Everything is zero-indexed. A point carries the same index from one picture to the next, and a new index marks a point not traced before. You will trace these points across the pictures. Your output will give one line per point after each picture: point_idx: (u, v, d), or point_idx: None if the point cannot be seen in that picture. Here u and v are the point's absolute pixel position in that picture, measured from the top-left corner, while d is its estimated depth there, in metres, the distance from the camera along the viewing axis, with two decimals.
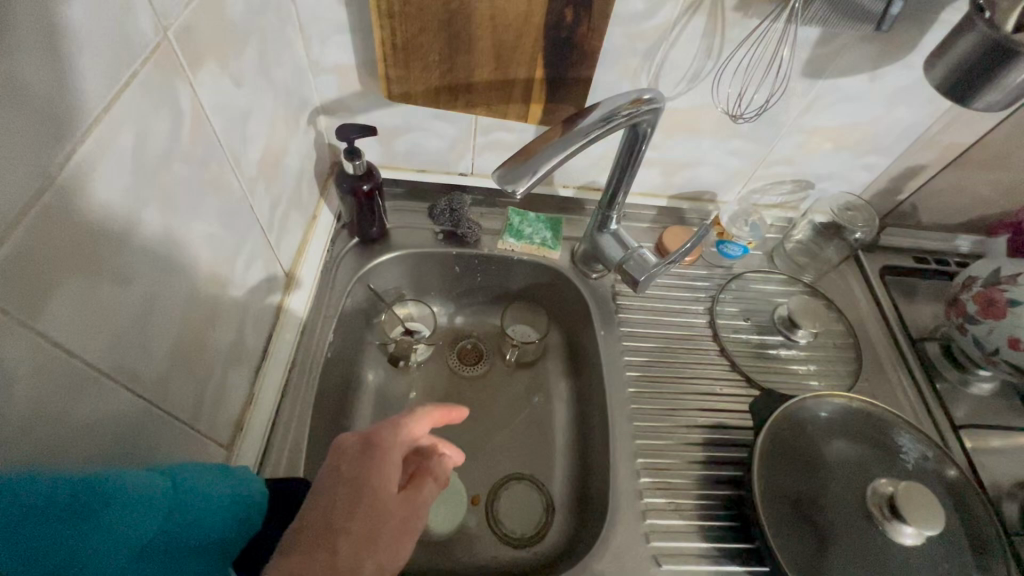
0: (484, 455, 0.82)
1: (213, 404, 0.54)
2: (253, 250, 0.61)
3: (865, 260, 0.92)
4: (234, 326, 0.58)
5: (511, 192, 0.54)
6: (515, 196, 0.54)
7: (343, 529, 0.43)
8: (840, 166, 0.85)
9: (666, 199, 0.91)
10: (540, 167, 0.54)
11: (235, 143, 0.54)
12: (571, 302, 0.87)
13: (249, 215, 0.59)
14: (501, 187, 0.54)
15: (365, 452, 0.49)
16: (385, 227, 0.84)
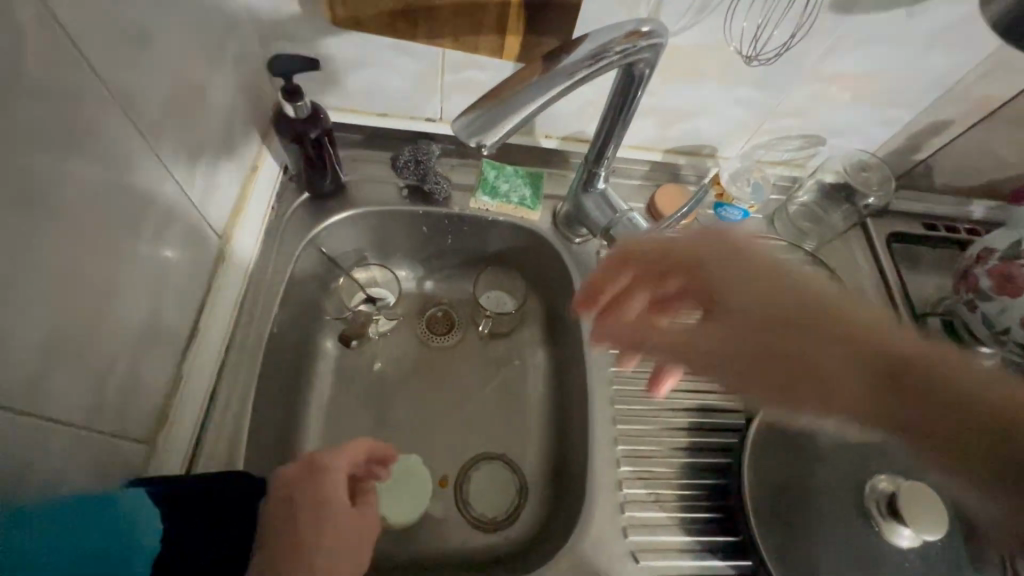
0: (452, 434, 0.76)
1: (122, 397, 0.46)
2: (167, 208, 0.51)
3: (872, 226, 0.85)
4: (148, 303, 0.49)
5: (477, 145, 0.47)
6: (483, 148, 0.47)
7: (310, 544, 0.48)
8: (857, 120, 0.75)
9: (660, 153, 0.81)
10: (510, 120, 0.46)
11: (120, 74, 0.42)
12: (551, 268, 0.78)
13: (158, 164, 0.49)
14: (464, 137, 0.46)
15: (310, 479, 0.52)
16: (340, 181, 0.73)
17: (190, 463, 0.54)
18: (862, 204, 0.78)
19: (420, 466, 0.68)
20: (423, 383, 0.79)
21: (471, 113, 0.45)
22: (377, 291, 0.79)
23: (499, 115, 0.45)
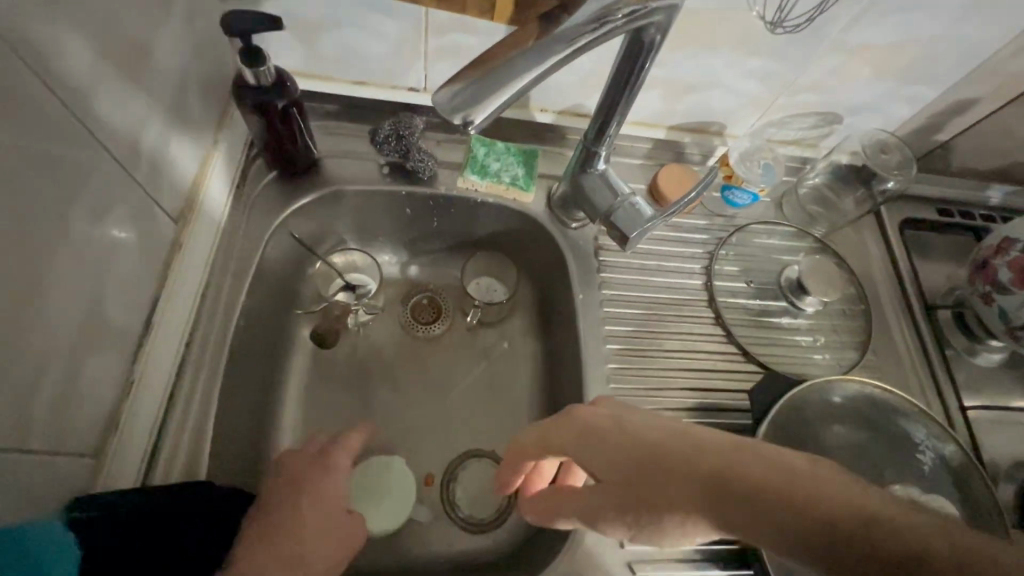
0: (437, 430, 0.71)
1: (59, 408, 0.40)
2: (104, 188, 0.44)
3: (885, 211, 0.80)
4: (88, 300, 0.43)
5: (462, 121, 0.41)
6: (469, 126, 0.41)
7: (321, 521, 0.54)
8: (877, 96, 0.70)
9: (664, 130, 0.75)
10: (502, 93, 0.40)
11: (14, 15, 0.34)
12: (545, 254, 0.73)
13: (87, 136, 0.41)
14: (443, 111, 0.41)
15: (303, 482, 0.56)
16: (314, 156, 0.66)
17: (145, 475, 0.49)
18: (880, 187, 0.72)
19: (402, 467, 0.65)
20: (406, 377, 0.73)
21: (452, 81, 0.39)
22: (355, 277, 0.72)
23: (489, 86, 0.39)
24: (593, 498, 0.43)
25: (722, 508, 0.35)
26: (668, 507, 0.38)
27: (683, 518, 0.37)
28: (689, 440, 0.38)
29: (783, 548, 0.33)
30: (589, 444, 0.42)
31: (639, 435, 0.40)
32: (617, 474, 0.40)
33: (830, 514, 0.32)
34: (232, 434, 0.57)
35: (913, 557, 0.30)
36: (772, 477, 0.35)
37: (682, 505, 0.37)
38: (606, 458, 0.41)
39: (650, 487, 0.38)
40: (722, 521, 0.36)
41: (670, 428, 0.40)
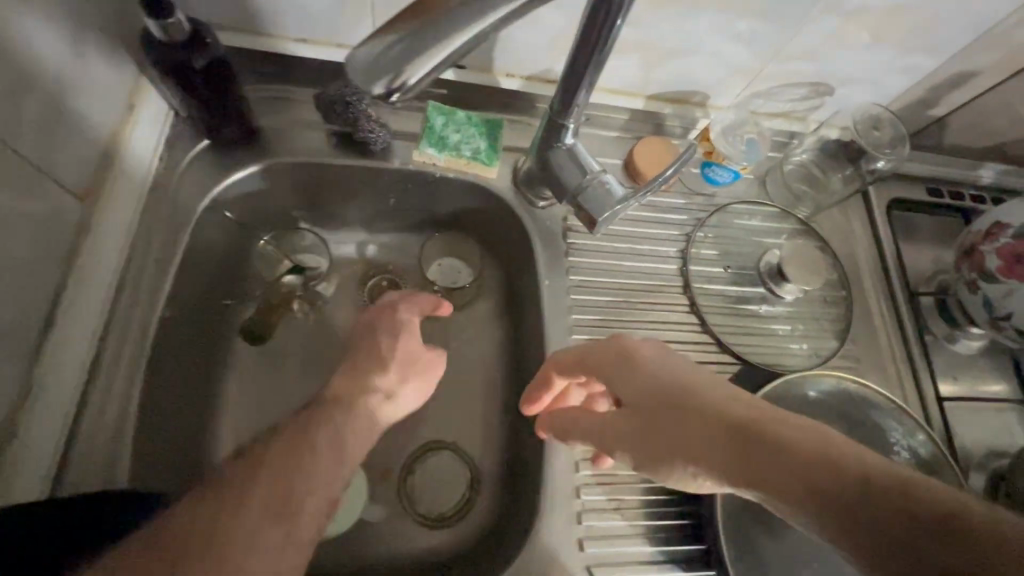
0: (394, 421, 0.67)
1: None
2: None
3: (873, 192, 0.75)
4: None
5: (376, 90, 0.36)
6: (386, 95, 0.36)
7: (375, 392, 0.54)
8: (873, 66, 0.64)
9: (643, 99, 0.69)
10: (430, 57, 0.34)
11: None
12: (511, 235, 0.67)
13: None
14: (359, 79, 0.35)
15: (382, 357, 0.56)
16: (251, 125, 0.59)
17: (53, 487, 0.44)
18: (868, 166, 0.68)
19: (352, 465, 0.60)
20: None
21: (362, 44, 0.34)
22: (306, 258, 0.65)
23: (412, 45, 0.33)
24: (615, 427, 0.46)
25: (745, 451, 0.37)
26: (691, 443, 0.40)
27: (701, 456, 0.40)
28: (730, 392, 0.41)
29: (794, 497, 0.35)
30: (631, 372, 0.45)
31: (682, 376, 0.43)
32: (650, 404, 0.43)
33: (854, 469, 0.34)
34: (161, 432, 0.52)
35: (939, 515, 0.30)
36: (806, 437, 0.36)
37: (706, 441, 0.39)
38: (645, 389, 0.44)
39: (679, 422, 0.41)
40: (743, 470, 0.37)
41: (715, 381, 0.43)
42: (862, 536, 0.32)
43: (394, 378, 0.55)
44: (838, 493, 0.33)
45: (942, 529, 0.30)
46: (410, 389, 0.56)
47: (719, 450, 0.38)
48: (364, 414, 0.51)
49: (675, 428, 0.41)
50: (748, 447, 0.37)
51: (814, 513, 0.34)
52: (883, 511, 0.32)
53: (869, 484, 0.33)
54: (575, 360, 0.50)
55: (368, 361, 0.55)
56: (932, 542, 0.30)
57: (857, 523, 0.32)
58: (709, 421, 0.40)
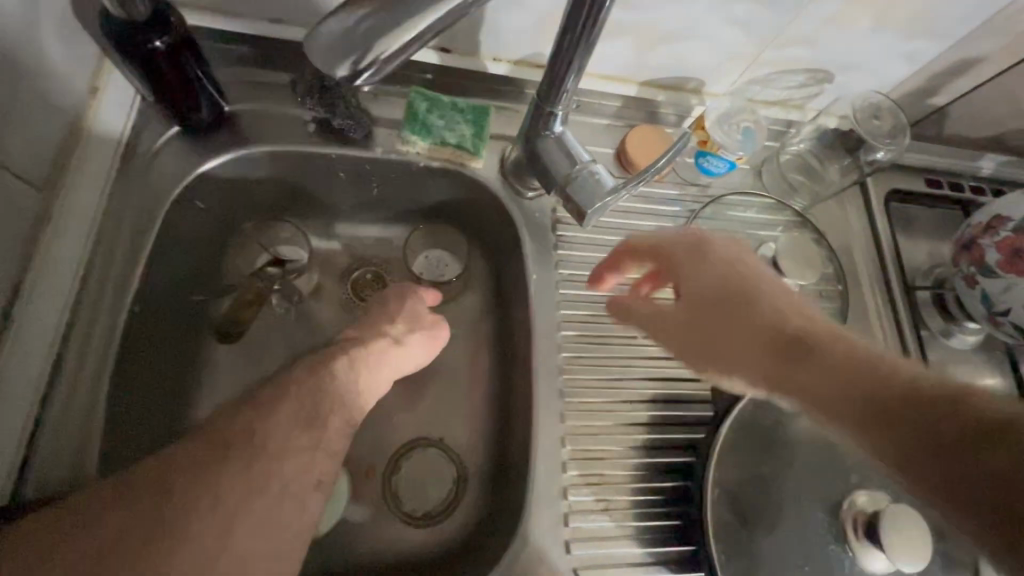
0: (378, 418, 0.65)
1: None
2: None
3: (871, 182, 0.73)
4: None
5: (336, 69, 0.33)
6: (347, 75, 0.34)
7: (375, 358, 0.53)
8: (873, 52, 0.62)
9: (636, 86, 0.66)
10: (396, 38, 0.31)
11: None
12: (498, 226, 0.65)
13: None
14: (317, 55, 0.33)
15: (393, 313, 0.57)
16: (220, 107, 0.56)
17: (14, 490, 0.43)
18: (868, 157, 0.65)
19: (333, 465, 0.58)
20: None
21: (321, 25, 0.32)
22: (285, 251, 0.62)
23: (377, 25, 0.31)
24: (671, 316, 0.50)
25: (796, 354, 0.44)
26: (744, 340, 0.46)
27: (749, 354, 0.46)
28: (792, 304, 0.47)
29: (835, 396, 0.41)
30: (699, 265, 0.49)
31: (756, 285, 0.48)
32: (719, 305, 0.48)
33: (905, 385, 0.39)
34: (131, 431, 0.51)
35: (991, 420, 0.35)
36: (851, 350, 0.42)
37: (760, 340, 0.45)
38: (718, 290, 0.48)
39: (743, 322, 0.46)
40: (792, 371, 0.44)
41: (778, 293, 0.48)
42: (901, 435, 0.38)
43: (403, 330, 0.57)
44: (882, 398, 0.39)
45: (986, 430, 0.35)
46: (420, 341, 0.57)
47: (769, 350, 0.45)
48: (374, 362, 0.52)
49: (735, 329, 0.47)
50: (802, 350, 0.44)
51: (851, 411, 0.40)
52: (934, 412, 0.37)
53: (917, 395, 0.39)
54: (646, 253, 0.52)
55: (382, 317, 0.57)
56: (982, 438, 0.35)
57: (892, 423, 0.39)
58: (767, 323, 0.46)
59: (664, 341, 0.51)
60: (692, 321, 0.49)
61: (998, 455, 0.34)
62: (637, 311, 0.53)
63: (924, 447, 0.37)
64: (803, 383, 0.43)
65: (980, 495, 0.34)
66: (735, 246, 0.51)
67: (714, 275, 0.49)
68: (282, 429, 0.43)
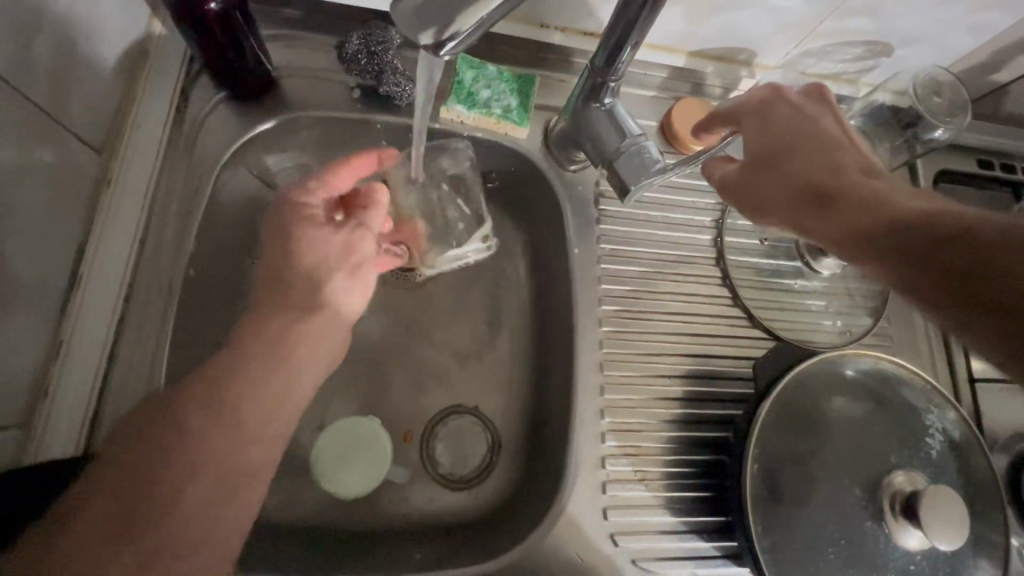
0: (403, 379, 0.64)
1: None
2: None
3: (920, 164, 0.70)
4: None
5: (429, 45, 0.33)
6: (437, 52, 0.34)
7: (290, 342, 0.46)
8: (935, 24, 0.59)
9: (684, 56, 0.64)
10: (472, 14, 0.31)
11: None
12: (538, 199, 0.64)
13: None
14: (409, 33, 0.32)
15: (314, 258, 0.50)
16: (268, 73, 0.55)
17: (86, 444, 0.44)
18: (926, 136, 0.63)
19: (378, 431, 0.60)
20: (379, 337, 0.64)
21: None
22: None
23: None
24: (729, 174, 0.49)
25: (839, 195, 0.42)
26: (790, 185, 0.45)
27: (793, 194, 0.44)
28: (850, 159, 0.44)
29: (866, 232, 0.40)
30: (757, 121, 0.47)
31: (822, 131, 0.46)
32: (777, 147, 0.46)
33: (934, 216, 0.38)
34: None
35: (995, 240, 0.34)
36: (887, 196, 0.41)
37: (806, 181, 0.44)
38: (777, 136, 0.46)
39: (796, 165, 0.45)
40: (824, 216, 0.43)
41: (840, 145, 0.45)
42: (908, 265, 0.37)
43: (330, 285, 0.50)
44: (908, 225, 0.38)
45: (984, 251, 0.34)
46: (363, 284, 0.52)
47: (812, 191, 0.43)
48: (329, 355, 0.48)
49: (779, 177, 0.45)
50: (842, 195, 0.42)
51: (874, 243, 0.39)
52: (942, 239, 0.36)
53: (944, 221, 0.37)
54: (718, 118, 0.51)
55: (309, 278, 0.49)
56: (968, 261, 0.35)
57: (907, 254, 0.38)
58: (813, 170, 0.44)
59: (724, 200, 0.50)
60: (747, 168, 0.47)
61: (985, 264, 0.34)
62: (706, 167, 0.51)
63: (940, 266, 0.36)
64: (840, 225, 0.41)
65: (999, 307, 0.33)
66: (806, 97, 0.48)
67: (776, 128, 0.46)
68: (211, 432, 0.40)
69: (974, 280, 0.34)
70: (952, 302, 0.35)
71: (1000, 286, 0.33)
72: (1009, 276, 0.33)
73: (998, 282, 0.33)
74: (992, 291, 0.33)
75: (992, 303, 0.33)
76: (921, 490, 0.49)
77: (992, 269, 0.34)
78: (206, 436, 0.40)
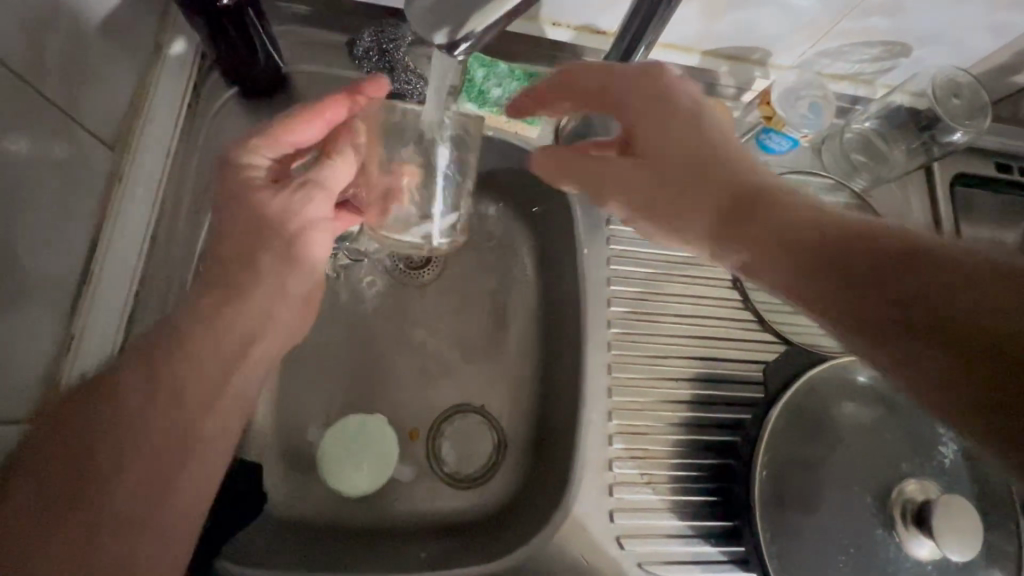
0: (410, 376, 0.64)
1: None
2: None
3: (937, 167, 0.68)
4: None
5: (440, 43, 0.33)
6: (449, 51, 0.33)
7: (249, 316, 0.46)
8: (956, 25, 0.58)
9: (699, 55, 0.64)
10: (485, 15, 0.31)
11: None
12: (548, 198, 0.64)
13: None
14: (421, 31, 0.32)
15: (255, 228, 0.46)
16: (280, 69, 0.55)
17: None
18: (944, 139, 0.62)
19: (387, 430, 0.60)
20: (387, 336, 0.64)
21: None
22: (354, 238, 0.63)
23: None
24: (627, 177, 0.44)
25: (753, 209, 0.39)
26: (707, 204, 0.41)
27: (711, 210, 0.41)
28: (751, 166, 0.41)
29: (798, 256, 0.37)
30: (658, 118, 0.42)
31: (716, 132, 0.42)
32: (683, 152, 0.41)
33: (863, 241, 0.35)
34: None
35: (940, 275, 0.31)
36: (800, 215, 0.38)
37: (719, 196, 0.40)
38: (683, 139, 0.41)
39: (706, 176, 0.41)
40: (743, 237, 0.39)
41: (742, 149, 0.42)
42: (847, 303, 0.34)
43: None
44: (834, 246, 0.35)
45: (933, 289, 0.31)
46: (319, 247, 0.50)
47: (733, 208, 0.40)
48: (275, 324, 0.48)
49: (689, 191, 0.41)
50: (752, 207, 0.39)
51: (809, 274, 0.36)
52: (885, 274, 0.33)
53: (874, 250, 0.34)
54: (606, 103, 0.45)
55: (281, 263, 0.47)
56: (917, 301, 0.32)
57: (848, 289, 0.34)
58: (721, 182, 0.40)
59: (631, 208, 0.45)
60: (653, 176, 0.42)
61: (934, 304, 0.31)
62: (596, 169, 0.45)
63: (881, 296, 0.33)
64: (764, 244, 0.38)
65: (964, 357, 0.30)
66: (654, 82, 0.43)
67: (676, 127, 0.42)
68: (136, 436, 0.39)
69: (922, 322, 0.31)
70: (907, 338, 0.32)
71: (952, 319, 0.30)
72: (956, 307, 0.30)
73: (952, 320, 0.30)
74: (943, 326, 0.30)
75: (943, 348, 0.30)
76: (933, 499, 0.48)
77: (941, 298, 0.31)
78: (143, 435, 0.39)
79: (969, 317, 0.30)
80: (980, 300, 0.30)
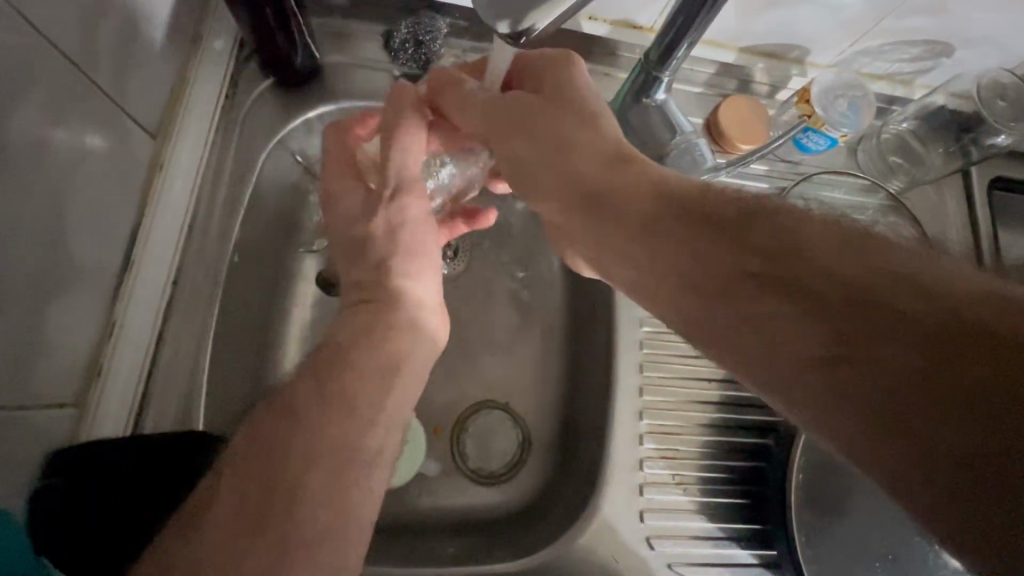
0: (436, 372, 0.63)
1: (30, 349, 0.37)
2: (37, 88, 0.36)
3: (975, 169, 0.67)
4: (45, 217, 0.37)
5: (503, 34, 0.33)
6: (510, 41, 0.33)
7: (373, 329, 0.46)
8: (1002, 26, 0.57)
9: (734, 52, 0.63)
10: (547, 10, 0.30)
11: None
12: None
13: (12, 15, 0.33)
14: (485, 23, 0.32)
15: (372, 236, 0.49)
16: (317, 61, 0.55)
17: (134, 424, 0.45)
18: (986, 141, 0.62)
19: (414, 423, 0.60)
20: None
21: None
22: None
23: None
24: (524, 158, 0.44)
25: (633, 180, 0.38)
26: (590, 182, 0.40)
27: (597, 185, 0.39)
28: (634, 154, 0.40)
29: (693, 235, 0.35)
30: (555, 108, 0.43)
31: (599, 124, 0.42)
32: (582, 134, 0.42)
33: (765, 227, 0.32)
34: (233, 373, 0.53)
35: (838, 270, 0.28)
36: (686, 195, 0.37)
37: (593, 174, 0.40)
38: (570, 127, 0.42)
39: (587, 154, 0.41)
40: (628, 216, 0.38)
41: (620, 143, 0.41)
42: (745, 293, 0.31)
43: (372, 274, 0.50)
44: (703, 217, 0.35)
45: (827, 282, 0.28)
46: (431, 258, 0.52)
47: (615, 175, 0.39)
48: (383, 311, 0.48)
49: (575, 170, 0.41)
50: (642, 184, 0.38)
51: (704, 256, 0.34)
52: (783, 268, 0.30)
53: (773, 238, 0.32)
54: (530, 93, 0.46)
55: None
56: (806, 293, 0.29)
57: (748, 281, 0.31)
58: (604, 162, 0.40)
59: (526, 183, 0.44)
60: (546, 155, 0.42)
61: (836, 293, 0.28)
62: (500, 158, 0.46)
63: (763, 265, 0.31)
64: (645, 220, 0.37)
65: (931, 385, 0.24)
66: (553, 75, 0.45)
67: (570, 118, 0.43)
68: (291, 473, 0.37)
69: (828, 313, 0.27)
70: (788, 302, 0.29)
71: (815, 277, 0.29)
72: (852, 291, 0.27)
73: (862, 312, 0.26)
74: (811, 286, 0.29)
75: (850, 343, 0.26)
76: None
77: (829, 289, 0.28)
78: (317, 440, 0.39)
79: (836, 269, 0.28)
80: (872, 279, 0.27)
